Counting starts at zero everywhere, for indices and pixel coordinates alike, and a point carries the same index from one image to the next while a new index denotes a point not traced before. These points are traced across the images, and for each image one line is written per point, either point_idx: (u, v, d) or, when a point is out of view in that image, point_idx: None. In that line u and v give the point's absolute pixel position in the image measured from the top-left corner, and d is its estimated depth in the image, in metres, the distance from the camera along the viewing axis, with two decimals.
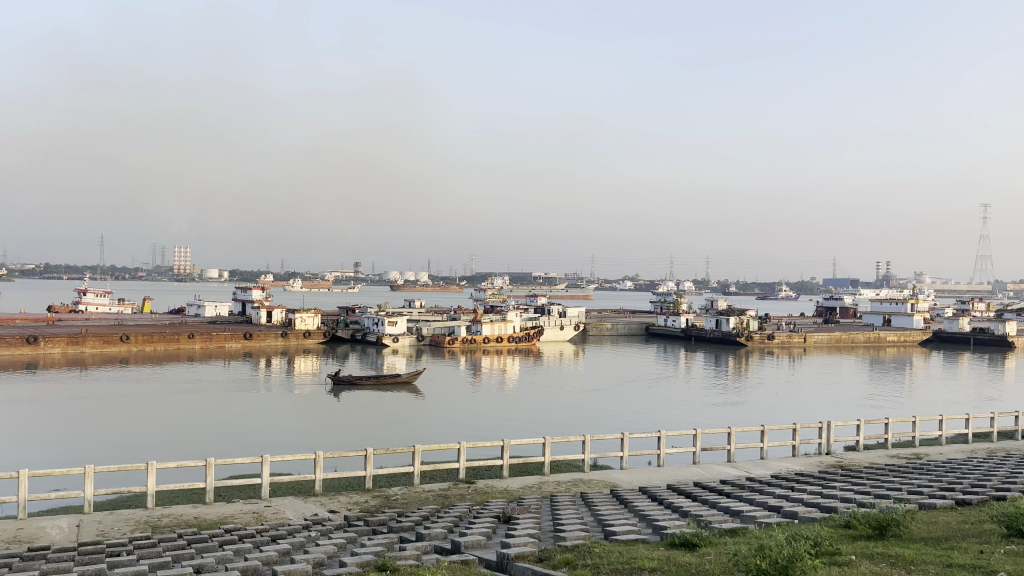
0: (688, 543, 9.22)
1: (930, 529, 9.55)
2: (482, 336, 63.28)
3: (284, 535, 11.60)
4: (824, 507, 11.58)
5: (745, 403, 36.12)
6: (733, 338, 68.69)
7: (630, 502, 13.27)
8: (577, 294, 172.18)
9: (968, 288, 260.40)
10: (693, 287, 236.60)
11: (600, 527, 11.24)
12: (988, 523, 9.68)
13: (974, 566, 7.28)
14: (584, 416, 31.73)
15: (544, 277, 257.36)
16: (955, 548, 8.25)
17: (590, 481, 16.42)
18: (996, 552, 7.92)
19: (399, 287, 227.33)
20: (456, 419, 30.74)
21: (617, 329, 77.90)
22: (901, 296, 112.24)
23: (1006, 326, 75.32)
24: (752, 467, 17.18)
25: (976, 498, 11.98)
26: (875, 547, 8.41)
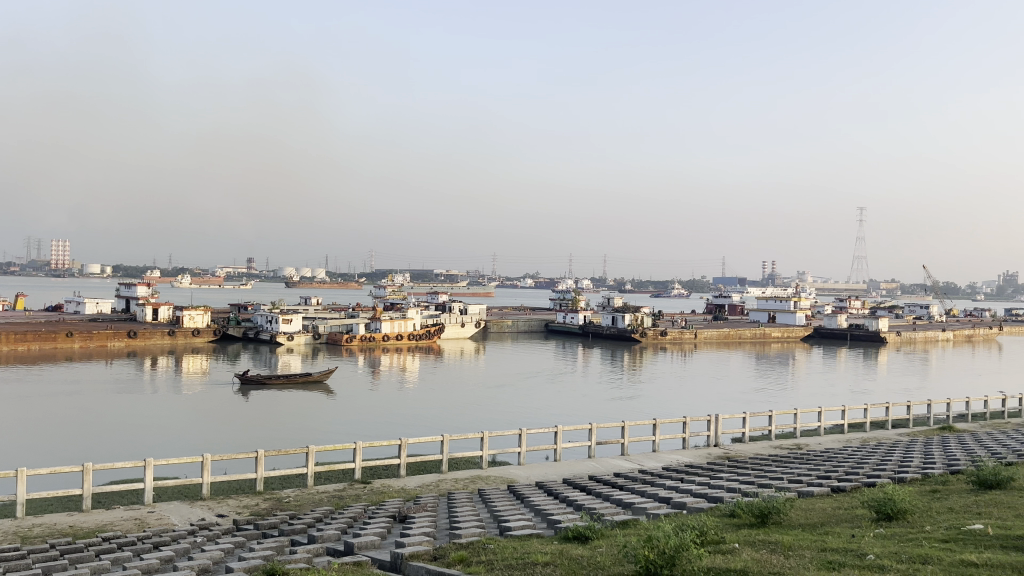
0: (580, 536, 9.35)
1: (808, 516, 10.03)
2: (381, 334, 62.56)
3: (168, 542, 11.10)
4: (711, 497, 12.04)
5: (640, 397, 37.11)
6: (629, 335, 70.28)
7: (526, 497, 13.37)
8: (477, 291, 172.72)
9: (847, 287, 275.19)
10: (591, 284, 240.07)
11: (496, 524, 11.27)
12: (860, 508, 10.29)
13: (845, 550, 7.68)
14: (484, 413, 31.88)
15: (446, 274, 257.11)
16: (829, 533, 8.71)
17: (488, 478, 16.43)
18: (866, 536, 8.42)
19: (294, 283, 221.31)
20: (352, 419, 30.25)
21: (516, 325, 78.41)
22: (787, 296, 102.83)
23: (880, 323, 80.24)
24: (645, 460, 17.60)
25: (849, 485, 12.74)
26: (757, 534, 8.78)
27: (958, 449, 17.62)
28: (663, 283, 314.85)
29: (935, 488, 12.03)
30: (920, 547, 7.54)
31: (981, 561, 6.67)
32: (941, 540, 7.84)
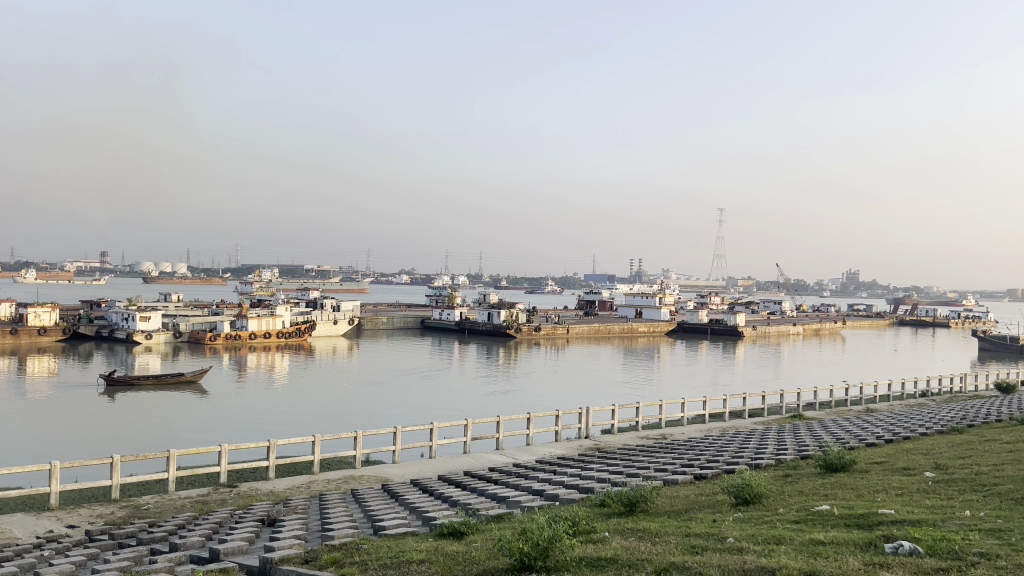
0: (455, 532, 9.38)
1: (673, 503, 10.49)
2: (247, 332, 60.29)
3: (10, 557, 10.28)
4: (582, 488, 12.36)
5: (515, 391, 37.66)
6: (503, 330, 70.97)
7: (400, 495, 13.27)
8: (350, 288, 169.59)
9: (708, 283, 288.80)
10: (466, 282, 241.01)
11: (370, 524, 11.11)
12: (720, 494, 10.84)
13: (707, 534, 8.08)
14: (359, 411, 31.44)
15: (318, 270, 251.23)
16: (693, 519, 9.13)
17: (361, 477, 16.20)
18: (725, 520, 8.87)
19: (154, 279, 209.76)
20: (217, 420, 28.99)
21: (391, 322, 77.44)
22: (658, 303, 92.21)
23: (738, 317, 84.62)
24: (519, 453, 17.84)
25: (711, 472, 13.41)
26: (625, 523, 9.09)
27: (807, 436, 18.90)
28: (536, 279, 319.62)
29: (787, 473, 12.87)
30: (774, 529, 8.02)
31: (828, 540, 7.17)
32: (792, 521, 8.38)
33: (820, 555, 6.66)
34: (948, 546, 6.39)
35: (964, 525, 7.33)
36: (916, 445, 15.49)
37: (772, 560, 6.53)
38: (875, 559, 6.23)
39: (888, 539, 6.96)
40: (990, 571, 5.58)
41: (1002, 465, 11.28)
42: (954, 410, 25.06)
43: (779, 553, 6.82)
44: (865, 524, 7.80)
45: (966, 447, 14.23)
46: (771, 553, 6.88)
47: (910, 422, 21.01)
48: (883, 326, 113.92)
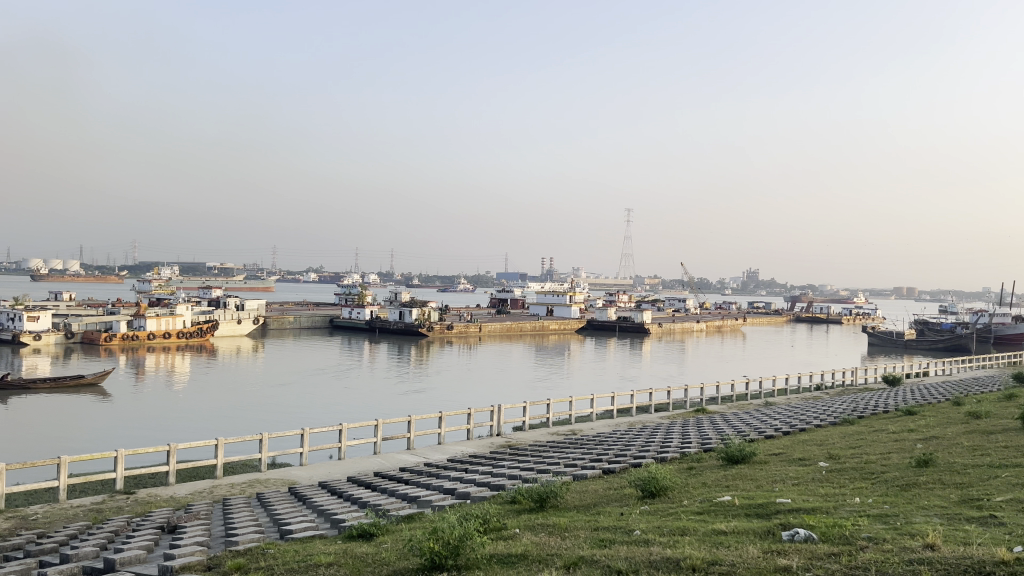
0: (365, 534, 9.26)
1: (581, 497, 10.65)
2: (145, 332, 57.80)
3: None
4: (493, 485, 12.41)
5: (428, 390, 37.43)
6: (415, 329, 70.36)
7: (308, 498, 13.00)
8: (256, 287, 164.83)
9: (616, 282, 294.32)
10: (375, 281, 238.65)
11: (276, 528, 10.85)
12: (627, 488, 11.08)
13: (615, 527, 8.24)
14: (269, 412, 30.64)
15: (221, 268, 243.15)
16: (601, 513, 9.29)
17: (266, 480, 15.79)
18: (633, 513, 9.07)
19: (41, 278, 198.36)
20: (111, 424, 27.57)
21: (299, 321, 75.70)
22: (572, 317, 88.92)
23: (645, 315, 86.53)
24: (430, 453, 17.73)
25: (619, 466, 13.70)
26: (536, 519, 9.17)
27: (710, 429, 19.54)
28: (447, 278, 317.55)
29: (691, 465, 13.26)
30: (679, 521, 8.24)
31: (729, 529, 7.41)
32: (696, 513, 8.63)
33: (722, 545, 6.87)
34: (840, 532, 6.70)
35: (854, 512, 7.72)
36: (811, 437, 16.22)
37: (677, 550, 6.70)
38: (773, 546, 6.48)
39: (785, 527, 7.26)
40: (879, 554, 5.87)
41: (888, 454, 11.94)
42: (846, 402, 26.35)
43: (683, 544, 7.01)
44: (764, 513, 8.12)
45: (856, 437, 14.99)
46: (675, 544, 7.07)
47: (806, 414, 21.97)
48: (781, 323, 118.69)
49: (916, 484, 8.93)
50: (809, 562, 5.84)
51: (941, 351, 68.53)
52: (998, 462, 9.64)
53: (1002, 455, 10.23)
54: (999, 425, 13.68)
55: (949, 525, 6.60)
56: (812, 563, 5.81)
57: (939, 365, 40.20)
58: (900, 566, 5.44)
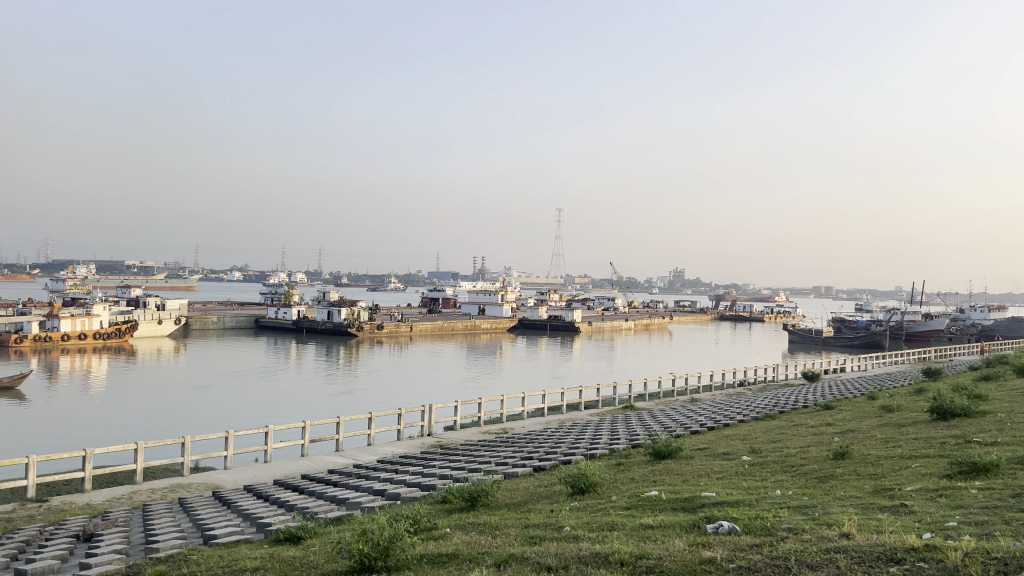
0: (292, 538, 9.10)
1: (512, 496, 10.70)
2: (60, 333, 55.42)
3: None
4: (423, 486, 12.35)
5: (357, 390, 36.99)
6: (343, 329, 69.35)
7: (232, 502, 12.68)
8: (178, 286, 159.88)
9: (546, 280, 296.48)
10: (304, 280, 234.72)
11: (199, 533, 10.56)
12: (557, 485, 11.17)
13: (545, 524, 8.30)
14: (193, 415, 29.82)
15: (141, 266, 234.90)
16: (531, 510, 9.35)
17: (189, 485, 15.34)
18: (562, 509, 9.17)
19: None
20: (23, 430, 26.33)
21: (223, 321, 73.76)
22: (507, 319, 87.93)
23: (575, 314, 87.34)
24: (359, 454, 17.52)
25: (549, 464, 13.79)
26: (466, 518, 9.17)
27: (638, 426, 19.84)
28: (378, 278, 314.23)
29: (620, 462, 13.44)
30: (608, 516, 8.36)
31: (656, 523, 7.57)
32: (624, 508, 8.78)
33: (649, 539, 7.01)
34: (762, 524, 6.91)
35: (775, 504, 7.96)
36: (734, 431, 16.66)
37: (606, 546, 6.79)
38: (698, 539, 6.64)
39: (709, 520, 7.45)
40: (799, 543, 6.08)
41: (807, 447, 12.36)
42: (767, 398, 27.16)
43: (612, 539, 7.12)
44: (690, 507, 8.31)
45: (777, 431, 15.48)
46: (604, 539, 7.18)
47: (730, 410, 22.57)
48: (706, 321, 121.56)
49: (833, 475, 9.28)
50: (732, 554, 6.00)
51: (856, 347, 71.26)
52: (908, 454, 10.10)
53: (912, 446, 10.73)
54: (909, 417, 14.33)
55: (864, 514, 6.88)
56: (735, 554, 5.98)
57: (855, 361, 41.82)
58: (819, 555, 5.64)
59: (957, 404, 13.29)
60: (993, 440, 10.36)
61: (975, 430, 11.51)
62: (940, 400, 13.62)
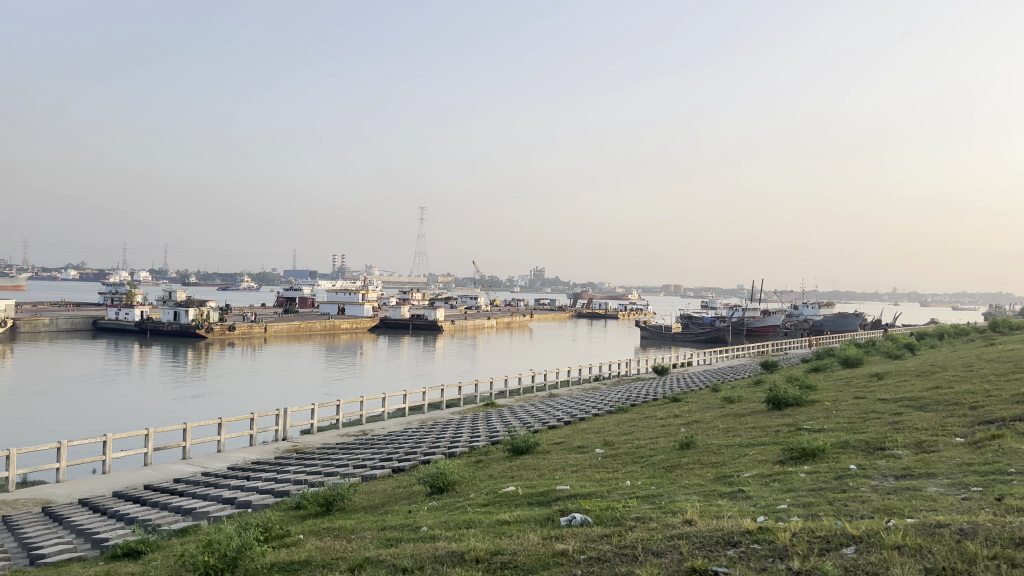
0: (131, 553, 8.56)
1: (369, 498, 10.54)
2: None
3: None
4: (277, 492, 11.95)
5: (208, 395, 35.27)
6: (192, 329, 65.98)
7: (64, 517, 11.75)
8: (4, 284, 146.87)
9: (409, 279, 294.06)
10: (149, 279, 221.69)
11: (25, 552, 9.73)
12: (416, 485, 11.09)
13: (403, 525, 8.23)
14: (22, 425, 27.41)
15: None
16: (387, 512, 9.23)
17: (15, 501, 14.08)
18: (420, 510, 9.11)
19: None
20: None
21: (56, 324, 68.34)
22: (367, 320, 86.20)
23: (437, 313, 87.19)
24: (209, 461, 16.70)
25: (408, 465, 13.70)
26: (321, 523, 8.94)
27: (498, 423, 20.00)
28: (232, 276, 301.36)
29: (478, 459, 13.51)
30: (465, 514, 8.37)
31: (513, 519, 7.66)
32: (482, 505, 8.83)
33: (504, 534, 7.09)
34: (613, 514, 7.15)
35: (625, 494, 8.26)
36: (589, 425, 17.16)
37: (462, 544, 6.80)
38: (552, 533, 6.77)
39: (563, 513, 7.61)
40: (645, 532, 6.31)
41: (656, 439, 12.90)
42: (621, 391, 28.16)
43: (468, 537, 7.15)
44: (545, 501, 8.47)
45: (629, 424, 16.09)
46: (461, 538, 7.18)
47: (586, 404, 23.27)
48: (565, 319, 124.76)
49: (679, 465, 9.73)
50: (584, 545, 6.16)
51: (703, 342, 75.26)
52: (747, 442, 10.74)
53: (750, 435, 11.44)
54: (748, 408, 15.28)
55: (705, 501, 7.26)
56: (586, 545, 6.14)
57: (700, 355, 44.19)
58: (664, 542, 5.89)
59: (790, 394, 14.29)
60: (820, 426, 11.22)
61: (805, 418, 12.42)
62: (775, 391, 14.60)
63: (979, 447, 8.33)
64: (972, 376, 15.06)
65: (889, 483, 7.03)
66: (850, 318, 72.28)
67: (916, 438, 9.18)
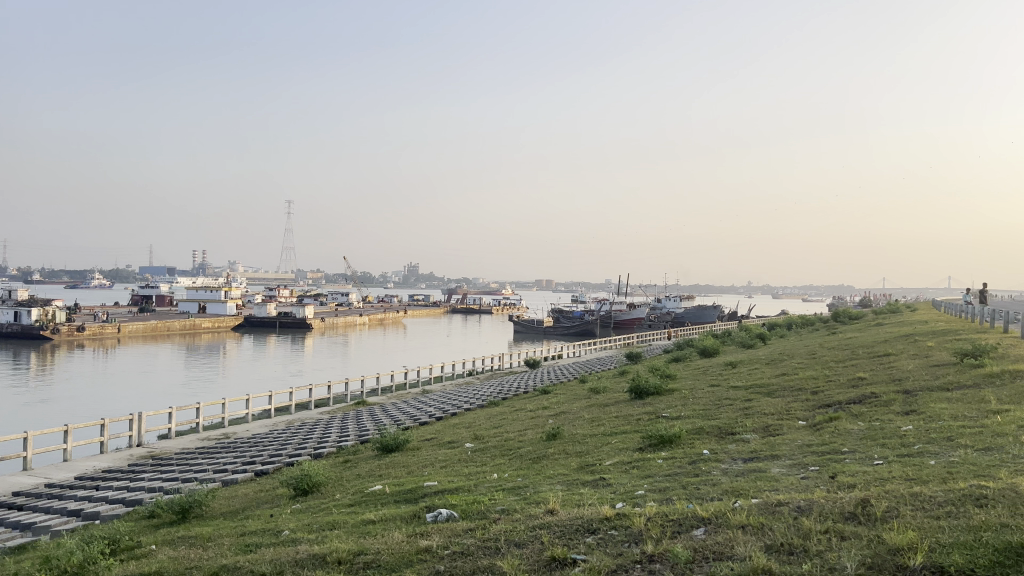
0: None
1: (230, 503, 10.14)
2: None
3: None
4: (129, 501, 11.30)
5: (54, 400, 32.90)
6: (35, 331, 61.22)
7: None
8: None
9: (277, 277, 284.73)
10: None
11: None
12: (280, 488, 10.77)
13: (263, 530, 7.95)
14: None
15: None
16: (248, 518, 8.91)
17: None
18: (283, 513, 8.84)
19: None
20: None
21: None
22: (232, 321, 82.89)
23: (306, 310, 84.94)
24: (53, 472, 15.58)
25: (272, 467, 13.24)
26: (176, 532, 8.52)
27: (368, 421, 19.71)
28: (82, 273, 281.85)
29: (346, 458, 13.26)
30: (330, 515, 8.19)
31: (376, 517, 7.56)
32: (348, 505, 8.67)
33: (368, 534, 6.97)
34: (477, 508, 7.18)
35: (492, 487, 8.31)
36: (460, 420, 17.22)
37: (325, 546, 6.65)
38: (416, 530, 6.71)
39: (429, 509, 7.57)
40: (509, 523, 6.36)
41: (524, 431, 13.08)
42: (492, 386, 28.39)
43: (331, 538, 6.99)
44: (412, 498, 8.41)
45: (499, 417, 16.27)
46: (322, 540, 7.02)
47: (458, 399, 23.31)
48: (438, 314, 124.54)
49: (545, 456, 9.90)
50: (448, 541, 6.15)
51: (573, 335, 77.23)
52: (610, 431, 11.06)
53: (613, 424, 11.79)
54: (613, 398, 15.76)
55: (568, 490, 7.42)
56: (450, 541, 6.13)
57: (570, 349, 45.24)
58: (526, 532, 5.97)
59: (651, 383, 14.84)
60: (678, 414, 11.71)
61: (664, 406, 12.94)
62: (637, 381, 15.11)
63: (820, 428, 8.91)
64: (816, 363, 16.18)
65: (738, 466, 7.41)
66: (710, 310, 75.98)
67: (764, 423, 9.72)
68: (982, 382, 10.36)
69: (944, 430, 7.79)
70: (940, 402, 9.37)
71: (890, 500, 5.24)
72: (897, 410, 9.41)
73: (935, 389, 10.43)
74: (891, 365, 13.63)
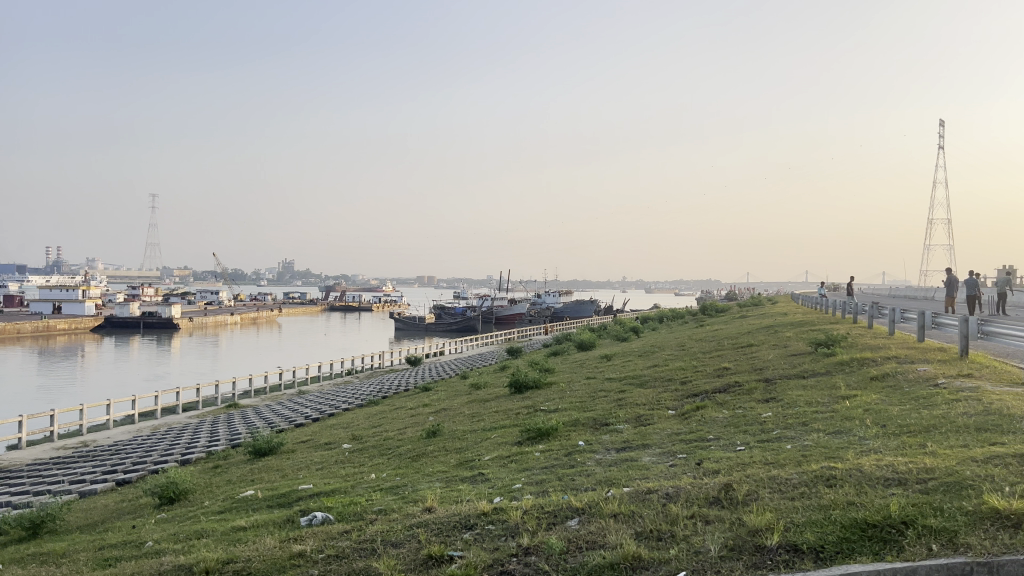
0: None
1: (87, 516, 9.53)
2: None
3: None
4: None
5: None
6: None
7: None
8: None
9: (141, 275, 269.82)
10: None
11: None
12: (143, 497, 10.23)
13: (124, 543, 7.52)
14: None
15: None
16: (107, 530, 8.41)
17: None
18: (146, 524, 8.40)
19: None
20: None
21: None
22: (92, 322, 77.86)
23: (173, 309, 80.93)
24: None
25: (134, 476, 12.54)
26: (27, 549, 7.95)
27: (240, 424, 18.99)
28: None
29: (216, 464, 12.74)
30: (197, 524, 7.85)
31: (248, 524, 7.29)
32: (217, 512, 8.32)
33: (239, 541, 6.72)
34: (354, 509, 7.07)
35: (369, 488, 8.19)
36: (338, 420, 16.92)
37: (191, 556, 6.34)
38: (289, 534, 6.53)
39: (303, 513, 7.37)
40: (386, 523, 6.29)
41: (404, 429, 12.99)
42: (371, 384, 27.99)
43: (198, 547, 6.68)
44: (286, 502, 8.16)
45: (377, 416, 16.05)
46: (188, 549, 6.70)
47: (337, 399, 22.83)
48: (315, 313, 121.63)
49: (424, 453, 9.84)
50: (322, 544, 6.00)
51: (455, 331, 77.38)
52: (488, 426, 11.13)
53: (493, 419, 11.87)
54: (493, 393, 15.90)
55: (445, 487, 7.41)
56: (325, 544, 5.99)
57: (451, 346, 45.21)
58: (402, 531, 5.91)
59: (529, 378, 15.05)
60: (555, 407, 11.93)
61: (542, 399, 13.15)
62: (516, 376, 15.29)
63: (688, 417, 9.28)
64: (685, 355, 16.89)
65: (611, 456, 7.61)
66: (587, 304, 77.89)
67: (636, 413, 10.04)
68: (833, 369, 11.09)
69: (799, 415, 8.29)
70: (796, 389, 9.97)
71: (750, 484, 5.51)
72: (758, 398, 9.94)
73: (793, 377, 11.07)
74: (753, 355, 14.38)
